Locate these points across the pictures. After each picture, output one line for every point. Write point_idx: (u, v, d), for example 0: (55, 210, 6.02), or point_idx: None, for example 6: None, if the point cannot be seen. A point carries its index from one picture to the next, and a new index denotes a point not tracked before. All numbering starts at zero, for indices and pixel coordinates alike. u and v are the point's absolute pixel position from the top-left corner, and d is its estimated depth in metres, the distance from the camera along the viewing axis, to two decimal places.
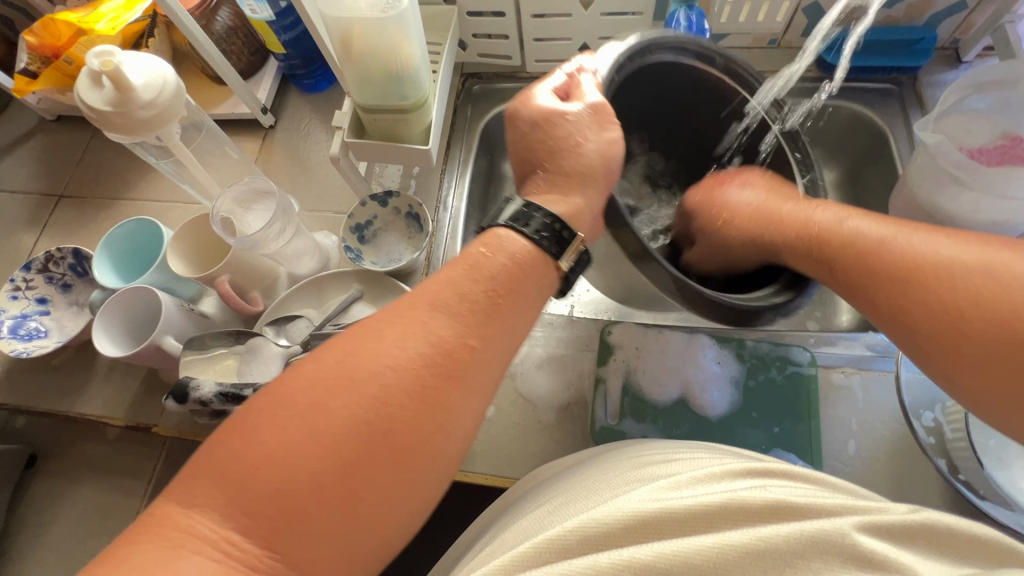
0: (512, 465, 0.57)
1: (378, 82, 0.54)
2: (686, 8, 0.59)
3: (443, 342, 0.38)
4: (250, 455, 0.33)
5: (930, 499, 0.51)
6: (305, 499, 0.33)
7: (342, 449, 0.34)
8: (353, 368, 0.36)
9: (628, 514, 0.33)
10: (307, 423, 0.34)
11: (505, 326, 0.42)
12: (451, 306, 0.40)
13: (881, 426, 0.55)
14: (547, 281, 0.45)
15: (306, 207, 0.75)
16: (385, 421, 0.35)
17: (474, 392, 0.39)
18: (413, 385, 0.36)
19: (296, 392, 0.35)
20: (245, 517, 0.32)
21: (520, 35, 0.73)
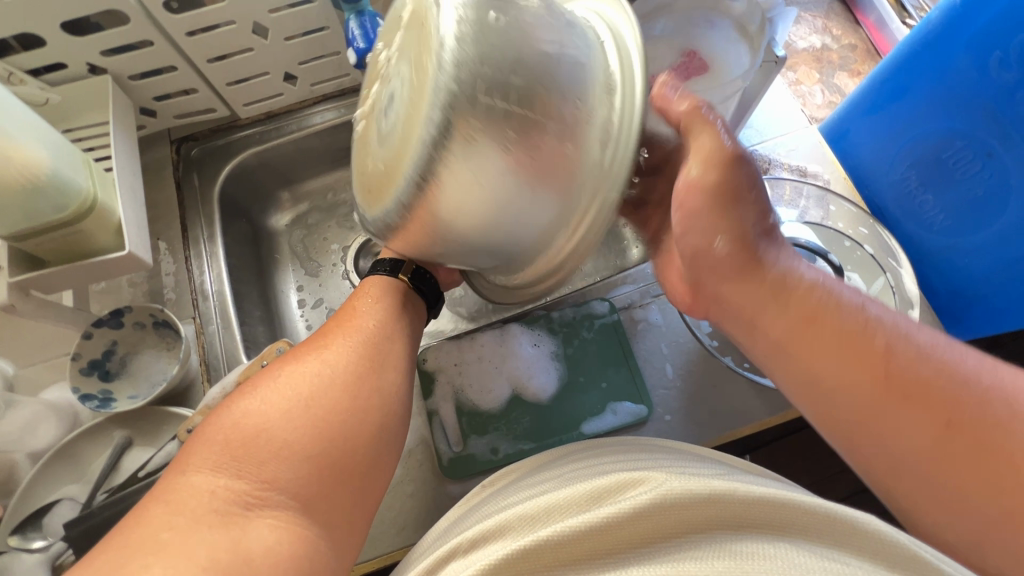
0: (375, 542, 0.52)
1: (8, 206, 0.42)
2: (357, 15, 0.55)
3: (368, 364, 0.44)
4: (246, 434, 0.37)
5: (739, 386, 0.56)
6: (295, 477, 0.37)
7: (318, 430, 0.39)
8: (306, 389, 0.41)
9: (577, 529, 0.31)
10: (281, 410, 0.39)
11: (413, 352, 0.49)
12: (368, 339, 0.46)
13: (685, 339, 0.59)
14: (417, 305, 0.52)
15: (21, 361, 0.59)
16: (342, 430, 0.40)
17: (392, 387, 0.44)
18: (355, 372, 0.43)
19: (283, 379, 0.41)
20: (232, 464, 0.36)
21: (209, 84, 0.63)
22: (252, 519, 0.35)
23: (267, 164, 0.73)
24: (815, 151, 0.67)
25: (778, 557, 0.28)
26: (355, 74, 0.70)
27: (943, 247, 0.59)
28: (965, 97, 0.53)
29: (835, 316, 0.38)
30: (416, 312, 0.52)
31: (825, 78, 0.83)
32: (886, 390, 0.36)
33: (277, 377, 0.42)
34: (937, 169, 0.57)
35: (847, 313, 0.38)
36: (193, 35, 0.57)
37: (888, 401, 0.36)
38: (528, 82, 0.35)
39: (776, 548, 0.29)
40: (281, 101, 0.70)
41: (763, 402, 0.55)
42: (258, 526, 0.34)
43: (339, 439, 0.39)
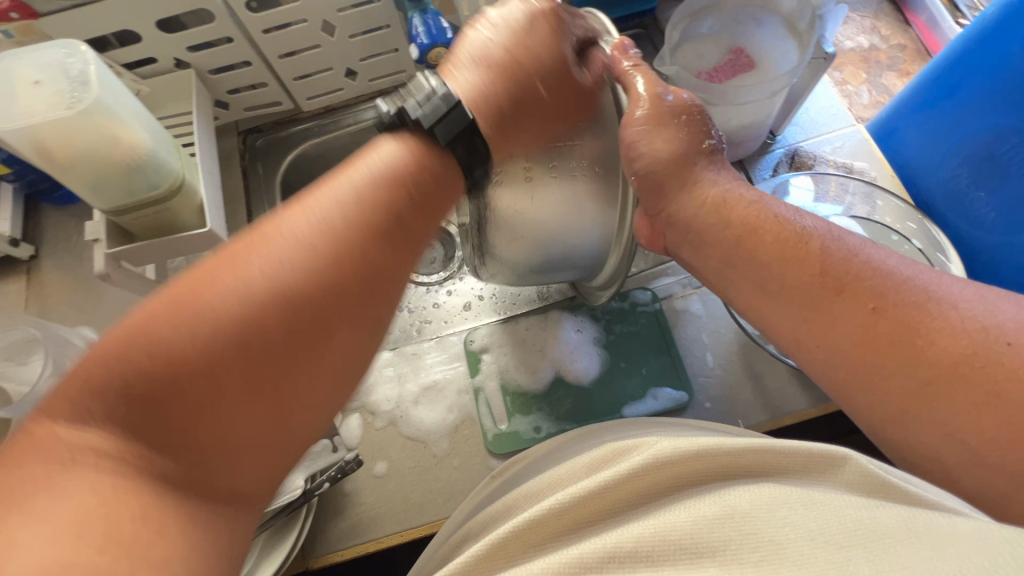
0: (424, 509, 0.55)
1: (113, 182, 0.47)
2: (421, 13, 0.58)
3: (321, 248, 0.35)
4: (160, 321, 0.31)
5: (779, 377, 0.57)
6: (191, 391, 0.30)
7: (254, 320, 0.32)
8: (220, 292, 0.32)
9: (569, 500, 0.31)
10: (226, 289, 0.32)
11: (410, 245, 0.39)
12: (340, 202, 0.37)
13: (725, 330, 0.60)
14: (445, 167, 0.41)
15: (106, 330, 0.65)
16: (271, 362, 0.32)
17: (337, 296, 0.34)
18: (330, 219, 0.36)
19: (237, 272, 0.33)
20: (120, 411, 0.29)
21: (278, 78, 0.68)
22: (173, 523, 0.28)
23: (325, 156, 0.78)
24: (861, 148, 0.67)
25: (760, 494, 0.28)
26: (411, 70, 0.74)
27: (997, 244, 0.59)
28: (1015, 96, 0.53)
29: (795, 247, 0.40)
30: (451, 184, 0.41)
31: (872, 78, 0.82)
32: (824, 285, 0.38)
33: (212, 275, 0.33)
34: (991, 168, 0.57)
35: (805, 243, 0.40)
36: (268, 32, 0.61)
37: (864, 315, 0.36)
38: (553, 87, 0.43)
39: (756, 486, 0.29)
40: (342, 96, 0.74)
41: (805, 392, 0.56)
42: (80, 482, 0.27)
43: (287, 297, 0.33)
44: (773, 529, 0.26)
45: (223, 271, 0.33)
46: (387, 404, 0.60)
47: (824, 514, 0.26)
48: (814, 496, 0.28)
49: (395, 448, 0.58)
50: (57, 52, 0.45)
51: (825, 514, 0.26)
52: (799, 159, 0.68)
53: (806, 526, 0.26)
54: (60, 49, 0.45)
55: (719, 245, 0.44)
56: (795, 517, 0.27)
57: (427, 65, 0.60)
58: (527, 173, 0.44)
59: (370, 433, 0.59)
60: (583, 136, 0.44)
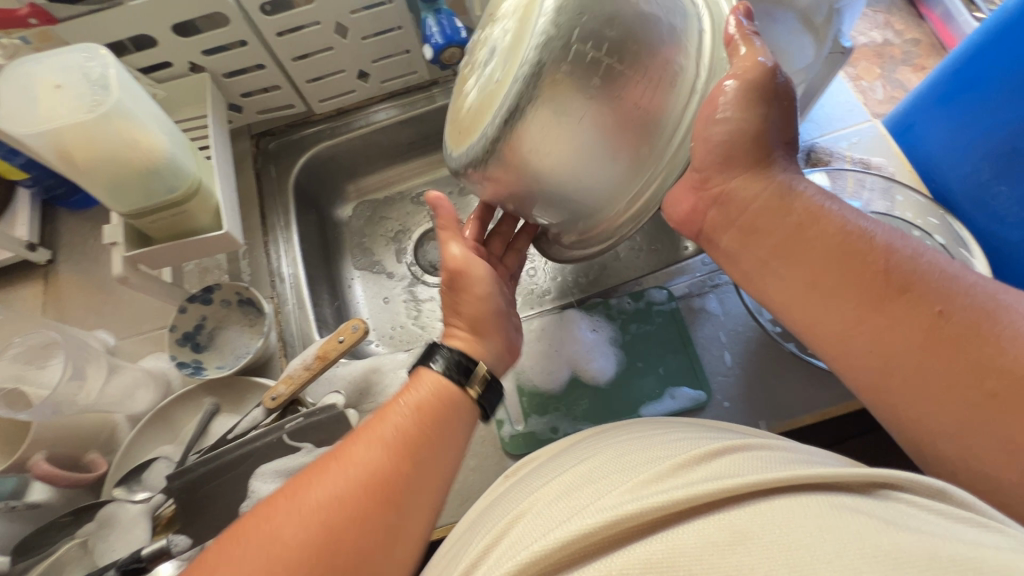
0: (441, 511, 0.54)
1: (131, 185, 0.47)
2: (434, 14, 0.58)
3: (373, 471, 0.36)
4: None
5: (800, 376, 0.56)
6: None
7: (297, 555, 0.32)
8: (291, 512, 0.34)
9: (579, 531, 0.29)
10: (270, 552, 0.32)
11: (444, 450, 0.40)
12: (387, 437, 0.38)
13: (744, 328, 0.59)
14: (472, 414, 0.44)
15: (123, 333, 0.65)
16: (335, 560, 0.32)
17: (410, 525, 0.36)
18: (375, 463, 0.36)
19: (279, 518, 0.33)
20: None
21: (291, 81, 0.68)
22: None
23: (338, 158, 0.78)
24: (878, 144, 0.67)
25: (775, 514, 0.28)
26: (422, 72, 0.74)
27: (1022, 240, 0.57)
28: None
29: (861, 251, 0.39)
30: (469, 420, 0.43)
31: (886, 73, 0.82)
32: (888, 285, 0.38)
33: (266, 519, 0.34)
34: (1015, 162, 0.56)
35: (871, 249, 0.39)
36: (282, 35, 0.61)
37: (930, 343, 0.36)
38: (618, 46, 0.40)
39: (771, 505, 0.28)
40: (354, 98, 0.74)
41: (826, 391, 0.55)
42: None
43: (330, 540, 0.33)
44: (790, 551, 0.26)
45: (267, 515, 0.34)
46: None
47: (849, 533, 0.26)
48: (834, 518, 0.27)
49: None
50: (78, 56, 0.45)
51: (845, 538, 0.26)
52: (815, 155, 0.67)
53: (826, 549, 0.25)
54: (81, 53, 0.46)
55: (761, 245, 0.44)
56: (809, 538, 0.26)
57: (440, 66, 0.60)
58: (577, 124, 0.41)
59: None
60: (634, 86, 0.41)
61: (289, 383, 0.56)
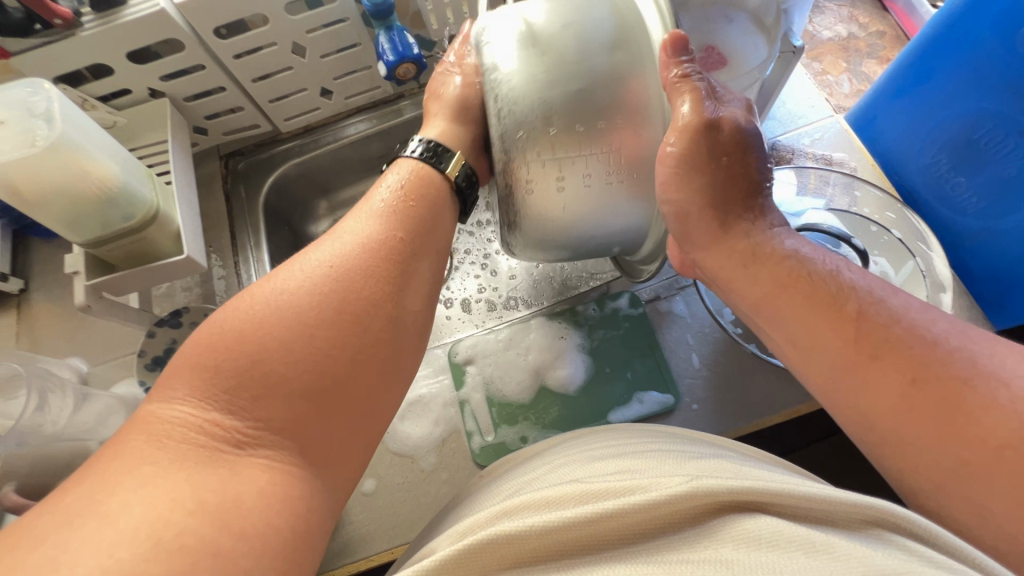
0: (412, 525, 0.55)
1: (86, 215, 0.47)
2: (387, 30, 0.59)
3: (376, 242, 0.46)
4: (245, 343, 0.38)
5: (766, 375, 0.56)
6: (290, 371, 0.38)
7: (308, 318, 0.40)
8: (279, 302, 0.40)
9: (555, 520, 0.30)
10: (289, 304, 0.40)
11: (426, 253, 0.49)
12: (387, 241, 0.46)
13: (710, 330, 0.59)
14: (438, 180, 0.53)
15: (96, 359, 0.66)
16: (343, 335, 0.41)
17: (399, 294, 0.45)
18: (377, 244, 0.46)
19: (285, 287, 0.41)
20: (224, 397, 0.37)
21: (254, 102, 0.69)
22: (241, 459, 0.35)
23: (308, 175, 0.79)
24: (840, 139, 0.67)
25: (764, 535, 0.28)
26: (386, 86, 0.74)
27: (979, 230, 0.57)
28: (992, 78, 0.52)
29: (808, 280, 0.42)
30: (450, 209, 0.53)
31: (852, 67, 0.82)
32: (852, 353, 0.39)
33: (284, 274, 0.43)
34: (969, 153, 0.56)
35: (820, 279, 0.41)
36: (240, 57, 0.62)
37: (859, 358, 0.38)
38: (596, 104, 0.42)
39: (758, 523, 0.28)
40: (319, 115, 0.74)
41: (792, 389, 0.55)
42: (251, 470, 0.35)
43: (342, 309, 0.41)
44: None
45: (282, 280, 0.42)
46: None
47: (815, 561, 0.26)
48: (817, 540, 0.27)
49: (383, 464, 0.57)
50: (23, 90, 0.46)
51: (816, 566, 0.26)
52: (779, 152, 0.67)
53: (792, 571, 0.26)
54: (26, 88, 0.46)
55: (751, 288, 0.44)
56: (797, 566, 0.26)
57: (396, 81, 0.61)
58: (559, 184, 0.44)
59: None
60: (615, 143, 0.43)
61: None
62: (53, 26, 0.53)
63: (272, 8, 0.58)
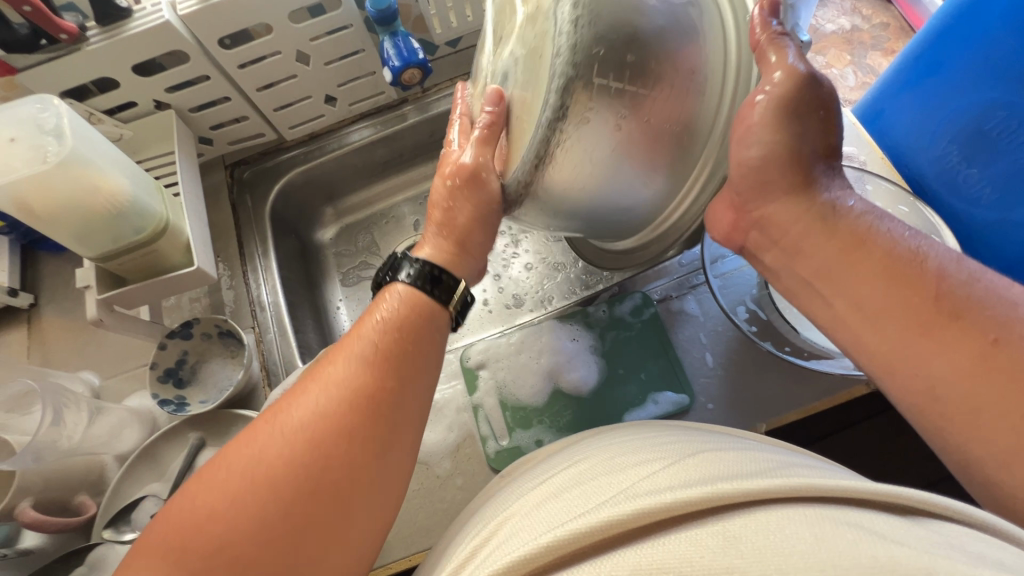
0: (429, 532, 0.54)
1: (97, 230, 0.47)
2: (391, 36, 0.59)
3: (353, 390, 0.38)
4: (195, 535, 0.33)
5: (780, 373, 0.56)
6: (253, 552, 0.33)
7: (278, 488, 0.34)
8: (244, 481, 0.34)
9: (569, 522, 0.29)
10: (259, 480, 0.34)
11: (417, 398, 0.40)
12: (363, 387, 0.38)
13: (723, 328, 0.59)
14: (427, 302, 0.44)
15: (107, 372, 0.66)
16: (316, 510, 0.34)
17: (382, 463, 0.37)
18: (354, 405, 0.37)
19: (252, 453, 0.36)
20: (180, 575, 0.32)
21: (259, 111, 0.69)
22: None
23: (313, 183, 0.78)
24: (849, 133, 0.66)
25: (776, 523, 0.27)
26: (390, 92, 0.74)
27: (994, 221, 0.57)
28: (1004, 66, 0.51)
29: (881, 242, 0.39)
30: (439, 332, 0.44)
31: (857, 59, 0.81)
32: (937, 311, 0.36)
33: (249, 445, 0.36)
34: (981, 143, 0.56)
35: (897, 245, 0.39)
36: (244, 66, 0.62)
37: (937, 320, 0.35)
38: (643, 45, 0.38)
39: (770, 512, 0.28)
40: (323, 122, 0.74)
41: (808, 386, 0.55)
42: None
43: (312, 473, 0.35)
44: (785, 561, 0.25)
45: (244, 448, 0.36)
46: None
47: (835, 536, 0.26)
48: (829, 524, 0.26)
49: None
50: (32, 107, 0.45)
51: (835, 537, 0.26)
52: None
53: (812, 540, 0.25)
54: (34, 104, 0.46)
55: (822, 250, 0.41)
56: (805, 543, 0.26)
57: (401, 87, 0.61)
58: (615, 124, 0.40)
59: None
60: (660, 102, 0.40)
61: None
62: (60, 41, 0.52)
63: (277, 17, 0.57)
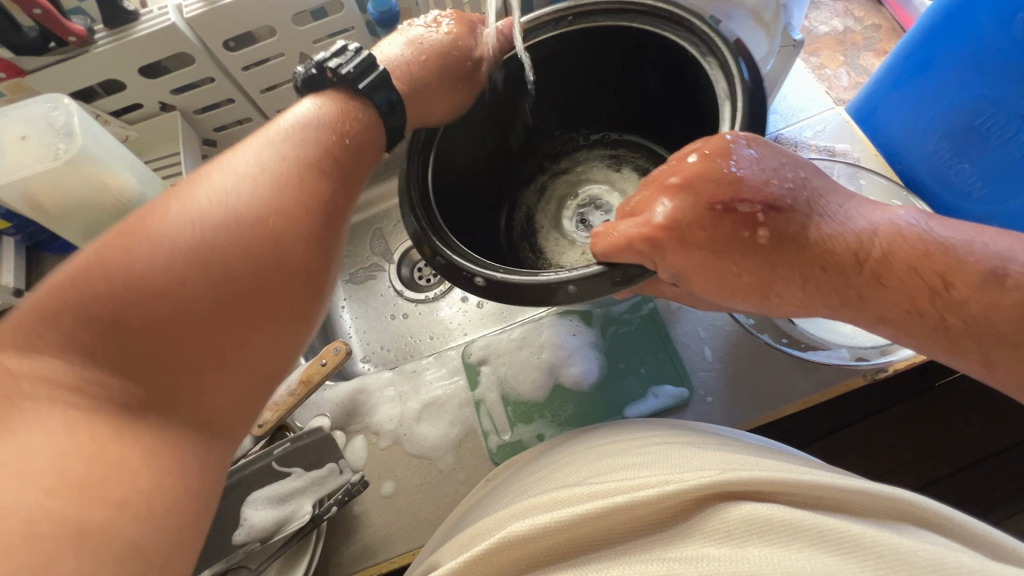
0: (432, 526, 0.55)
1: (104, 227, 0.48)
2: None
3: (265, 176, 0.36)
4: (111, 284, 0.30)
5: (778, 366, 0.57)
6: (177, 332, 0.30)
7: (189, 288, 0.31)
8: (157, 252, 0.31)
9: (571, 517, 0.30)
10: (160, 255, 0.31)
11: (334, 190, 0.38)
12: (287, 182, 0.36)
13: (721, 322, 0.60)
14: (367, 121, 0.41)
15: None
16: (222, 258, 0.32)
17: (299, 240, 0.35)
18: (296, 188, 0.36)
19: (175, 217, 0.33)
20: (88, 357, 0.29)
21: (262, 112, 0.70)
22: (132, 435, 0.28)
23: None
24: (842, 131, 0.68)
25: (774, 520, 0.28)
26: None
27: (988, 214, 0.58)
28: (991, 64, 0.53)
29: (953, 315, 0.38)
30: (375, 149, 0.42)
31: (850, 60, 0.83)
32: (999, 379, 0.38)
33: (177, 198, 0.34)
34: (972, 138, 0.57)
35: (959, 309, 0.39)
36: (248, 69, 0.63)
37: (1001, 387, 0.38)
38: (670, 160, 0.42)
39: (768, 508, 0.28)
40: None
41: (807, 378, 0.56)
42: (143, 444, 0.28)
43: (251, 263, 0.33)
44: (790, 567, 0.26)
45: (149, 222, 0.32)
46: (390, 423, 0.60)
47: (837, 548, 0.26)
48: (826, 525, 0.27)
49: (401, 466, 0.58)
50: (42, 105, 0.46)
51: (837, 549, 0.26)
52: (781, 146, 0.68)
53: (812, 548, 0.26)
54: (45, 103, 0.46)
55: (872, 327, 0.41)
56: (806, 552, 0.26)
57: None
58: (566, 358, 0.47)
59: (375, 453, 0.59)
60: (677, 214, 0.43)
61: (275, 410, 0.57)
62: (68, 43, 0.54)
63: (280, 19, 0.59)
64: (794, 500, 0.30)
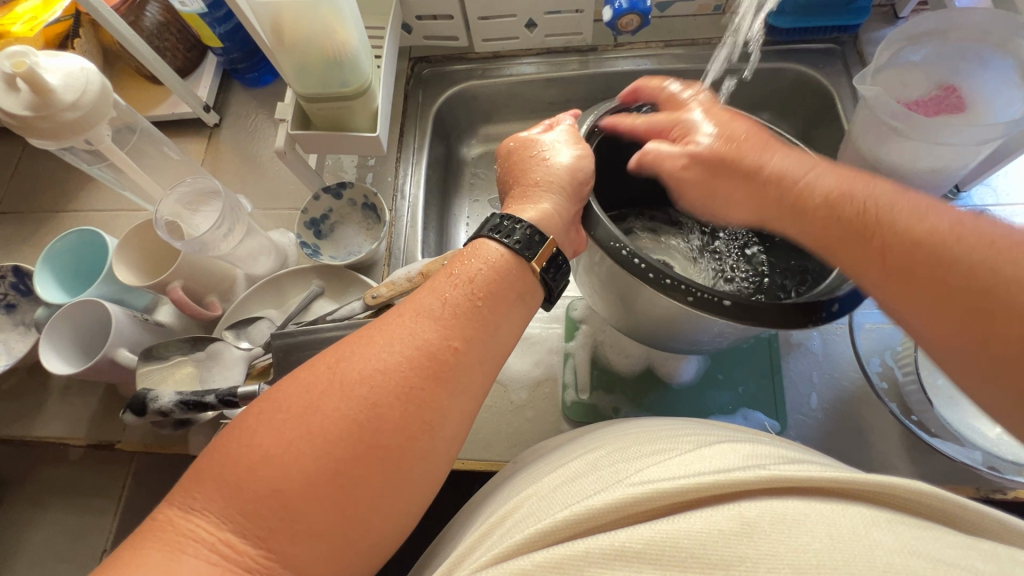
0: (487, 448, 0.57)
1: (316, 71, 0.52)
2: None
3: (427, 344, 0.37)
4: (251, 479, 0.32)
5: (885, 441, 0.53)
6: (299, 502, 0.32)
7: (334, 451, 0.33)
8: (309, 421, 0.33)
9: (585, 509, 0.29)
10: (318, 430, 0.33)
11: (490, 331, 0.40)
12: (434, 311, 0.39)
13: (841, 376, 0.57)
14: (529, 280, 0.43)
15: (259, 205, 0.73)
16: (376, 421, 0.34)
17: (432, 398, 0.36)
18: (441, 335, 0.38)
19: (336, 400, 0.34)
20: (239, 519, 0.31)
21: (464, 15, 0.72)
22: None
23: (478, 99, 0.80)
24: None
25: (784, 513, 0.27)
26: (586, 35, 0.75)
27: None
28: None
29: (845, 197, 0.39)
30: (532, 303, 0.44)
31: None
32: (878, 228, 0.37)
33: (332, 372, 0.35)
34: None
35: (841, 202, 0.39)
36: None
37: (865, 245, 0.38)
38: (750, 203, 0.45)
39: (780, 503, 0.28)
40: (513, 45, 0.76)
41: (915, 465, 0.52)
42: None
43: (370, 423, 0.34)
44: (800, 556, 0.25)
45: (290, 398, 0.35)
46: None
47: (847, 539, 0.26)
48: (841, 526, 0.26)
49: None
50: None
51: (852, 546, 0.25)
52: None
53: (825, 539, 0.26)
54: None
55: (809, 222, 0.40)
56: (819, 546, 0.25)
57: (614, 30, 0.61)
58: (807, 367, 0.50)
59: None
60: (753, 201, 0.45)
61: (391, 287, 0.56)
62: None
63: None
64: (808, 492, 0.29)
